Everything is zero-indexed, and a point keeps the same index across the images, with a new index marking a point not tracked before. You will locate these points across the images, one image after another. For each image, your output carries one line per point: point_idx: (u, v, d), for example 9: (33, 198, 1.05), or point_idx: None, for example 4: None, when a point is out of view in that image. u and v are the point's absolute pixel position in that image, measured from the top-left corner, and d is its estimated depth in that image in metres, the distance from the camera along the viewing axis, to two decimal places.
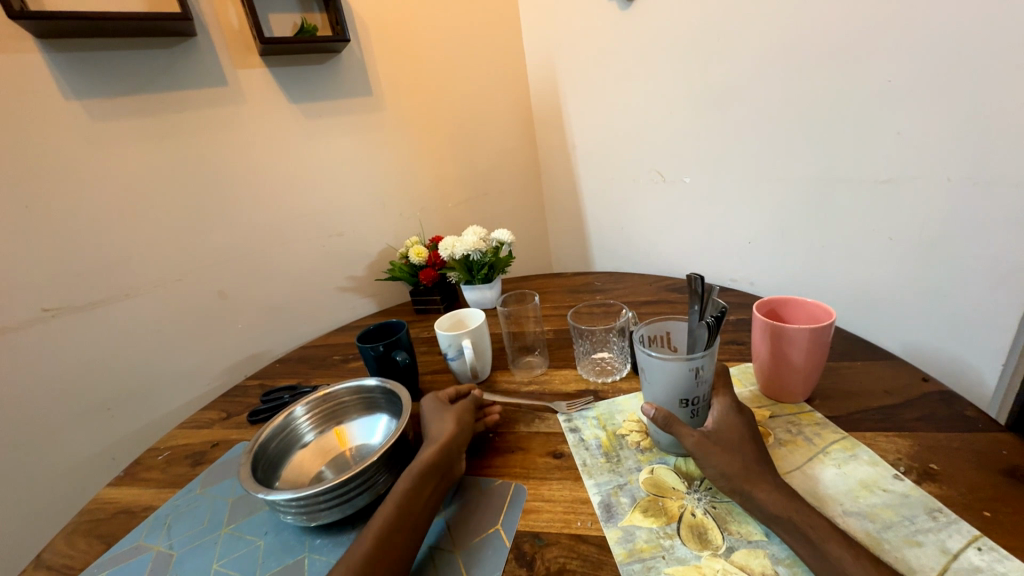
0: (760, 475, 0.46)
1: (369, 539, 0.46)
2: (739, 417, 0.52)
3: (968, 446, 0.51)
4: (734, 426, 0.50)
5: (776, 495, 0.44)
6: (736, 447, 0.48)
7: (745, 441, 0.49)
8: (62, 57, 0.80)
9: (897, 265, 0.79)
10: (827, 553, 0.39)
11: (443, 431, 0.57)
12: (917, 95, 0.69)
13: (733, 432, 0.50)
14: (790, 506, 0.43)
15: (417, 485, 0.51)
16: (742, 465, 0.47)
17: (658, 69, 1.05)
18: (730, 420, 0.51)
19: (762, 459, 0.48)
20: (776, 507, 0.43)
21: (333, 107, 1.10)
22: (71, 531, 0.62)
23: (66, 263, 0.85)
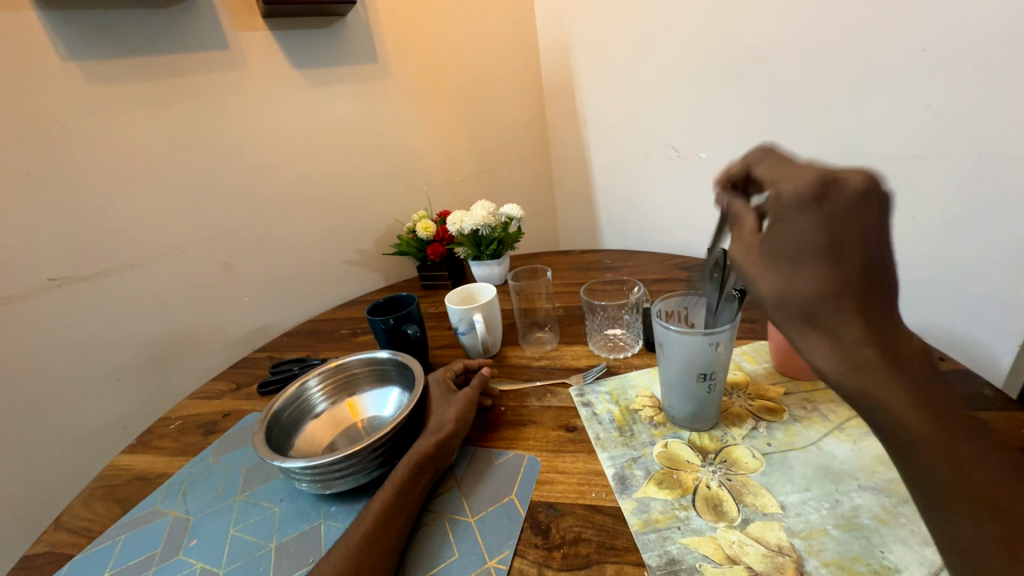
0: (824, 319, 0.32)
1: (365, 524, 0.46)
2: (809, 213, 0.32)
3: (985, 425, 0.51)
4: (796, 228, 0.33)
5: (845, 355, 0.32)
6: (792, 267, 0.33)
7: (804, 252, 0.32)
8: (57, 17, 0.77)
9: (919, 244, 0.79)
10: (906, 456, 0.32)
11: (445, 419, 0.57)
12: (950, 63, 0.68)
13: (794, 241, 0.33)
14: (872, 379, 0.31)
15: (414, 474, 0.51)
16: (799, 299, 0.33)
17: (675, 38, 1.01)
18: (787, 217, 0.33)
19: (856, 282, 0.31)
20: (836, 374, 0.32)
21: (338, 74, 1.07)
22: (87, 496, 0.63)
23: (70, 232, 0.84)
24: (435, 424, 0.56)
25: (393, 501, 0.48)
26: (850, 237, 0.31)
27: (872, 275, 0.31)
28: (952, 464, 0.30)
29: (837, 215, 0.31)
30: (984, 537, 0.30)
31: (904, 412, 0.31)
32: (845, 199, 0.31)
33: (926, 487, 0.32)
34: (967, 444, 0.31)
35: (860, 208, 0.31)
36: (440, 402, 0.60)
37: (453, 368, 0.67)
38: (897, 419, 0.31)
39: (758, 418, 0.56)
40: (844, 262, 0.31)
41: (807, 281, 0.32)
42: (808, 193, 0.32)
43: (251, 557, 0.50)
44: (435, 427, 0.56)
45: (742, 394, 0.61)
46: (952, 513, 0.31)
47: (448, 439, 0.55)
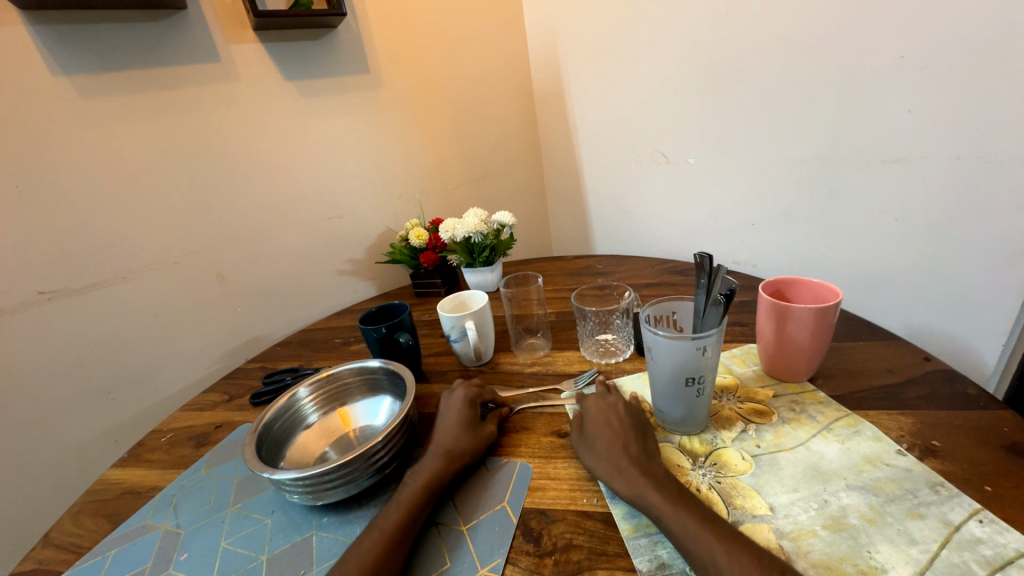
0: (617, 458, 0.49)
1: (376, 543, 0.45)
2: (599, 404, 0.57)
3: (969, 424, 0.51)
4: (594, 414, 0.56)
5: (627, 476, 0.47)
6: (594, 433, 0.53)
7: (598, 427, 0.54)
8: (47, 31, 0.77)
9: (904, 246, 0.80)
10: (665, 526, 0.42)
11: (459, 441, 0.56)
12: (928, 71, 0.70)
13: (597, 423, 0.54)
14: (639, 485, 0.45)
15: (425, 496, 0.50)
16: (602, 447, 0.51)
17: (662, 45, 1.03)
18: (592, 410, 0.56)
19: (625, 437, 0.52)
20: (625, 489, 0.46)
21: (329, 85, 1.07)
22: (76, 512, 0.62)
23: (60, 245, 0.84)
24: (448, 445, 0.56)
25: (404, 522, 0.47)
26: (616, 417, 0.54)
27: (632, 435, 0.52)
28: (695, 531, 0.40)
29: (607, 406, 0.56)
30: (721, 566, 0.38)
31: (654, 498, 0.44)
32: (609, 397, 0.57)
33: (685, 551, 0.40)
34: (707, 522, 0.41)
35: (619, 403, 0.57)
36: (452, 420, 0.59)
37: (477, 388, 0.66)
38: (657, 506, 0.43)
39: (747, 421, 0.57)
40: (615, 429, 0.53)
41: (606, 441, 0.51)
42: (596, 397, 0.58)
43: (242, 570, 0.50)
44: (447, 450, 0.55)
45: (732, 397, 0.61)
46: (707, 552, 0.39)
47: (459, 463, 0.54)
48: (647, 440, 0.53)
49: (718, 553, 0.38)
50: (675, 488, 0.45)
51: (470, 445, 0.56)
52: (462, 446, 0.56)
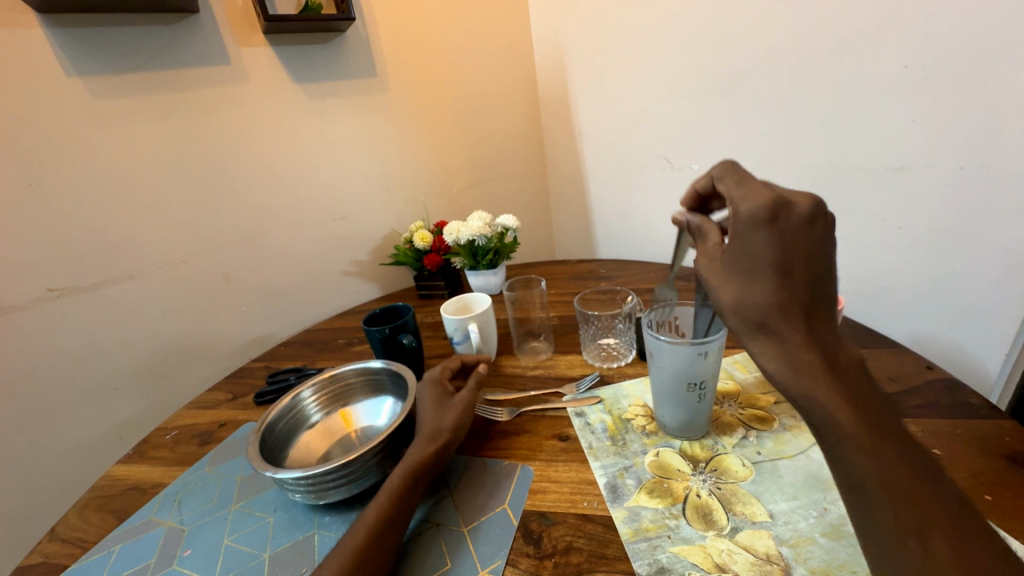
0: (776, 325, 0.38)
1: (358, 538, 0.45)
2: (771, 232, 0.38)
3: (970, 432, 0.51)
4: (760, 246, 0.39)
5: (794, 360, 0.37)
6: (751, 278, 0.39)
7: (762, 269, 0.39)
8: (63, 33, 0.78)
9: (906, 255, 0.81)
10: (837, 453, 0.36)
11: (441, 429, 0.56)
12: (933, 80, 0.70)
13: (762, 264, 0.39)
14: (813, 383, 0.37)
15: (409, 485, 0.50)
16: (760, 308, 0.39)
17: (666, 52, 1.03)
18: (758, 237, 0.39)
19: (802, 296, 0.38)
20: (788, 378, 0.37)
21: (337, 87, 1.09)
22: (82, 507, 0.63)
23: (71, 243, 0.85)
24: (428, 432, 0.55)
25: (387, 516, 0.48)
26: (793, 257, 0.38)
27: (813, 289, 0.38)
28: (880, 465, 0.34)
29: (786, 235, 0.38)
30: (909, 525, 0.33)
31: (832, 411, 0.36)
32: (792, 221, 0.38)
33: (858, 485, 0.35)
34: (896, 451, 0.34)
35: (805, 234, 0.38)
36: (428, 405, 0.58)
37: (450, 367, 0.65)
38: (839, 427, 0.35)
39: (749, 427, 0.57)
40: (789, 280, 0.38)
41: (769, 295, 0.38)
42: (758, 208, 0.39)
43: (245, 567, 0.50)
44: (426, 436, 0.55)
45: (733, 403, 0.61)
46: (889, 504, 0.33)
47: (439, 449, 0.54)
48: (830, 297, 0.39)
49: (905, 507, 0.33)
50: (857, 398, 0.36)
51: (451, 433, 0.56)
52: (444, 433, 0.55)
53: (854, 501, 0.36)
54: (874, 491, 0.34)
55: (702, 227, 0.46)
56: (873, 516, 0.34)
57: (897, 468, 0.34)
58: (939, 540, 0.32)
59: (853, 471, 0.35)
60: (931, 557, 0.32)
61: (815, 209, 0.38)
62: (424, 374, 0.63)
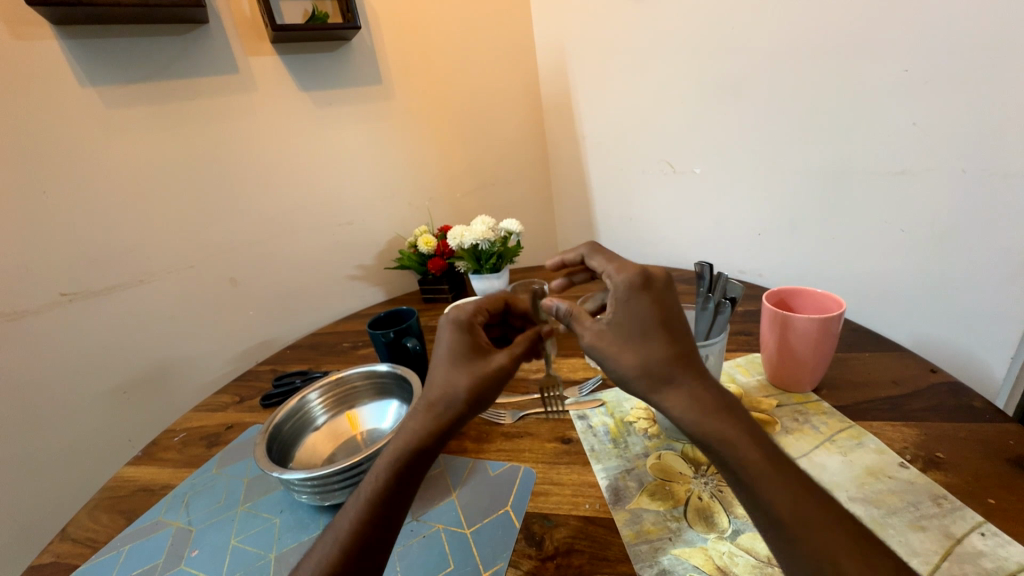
0: (675, 377, 0.43)
1: (338, 537, 0.43)
2: (643, 296, 0.45)
3: (974, 436, 0.51)
4: (639, 308, 0.45)
5: (699, 404, 0.41)
6: (648, 337, 0.44)
7: (650, 329, 0.44)
8: (77, 45, 0.81)
9: (909, 258, 0.81)
10: (755, 489, 0.38)
11: (448, 395, 0.48)
12: (934, 84, 0.71)
13: (638, 325, 0.45)
14: (723, 426, 0.40)
15: (401, 470, 0.45)
16: (660, 361, 0.43)
17: (668, 57, 1.04)
18: (641, 302, 0.45)
19: (682, 348, 0.44)
20: (701, 423, 0.41)
21: (343, 94, 1.10)
22: (93, 507, 0.64)
23: (83, 248, 0.87)
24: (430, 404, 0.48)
25: (370, 514, 0.44)
26: (668, 317, 0.45)
27: (689, 344, 0.44)
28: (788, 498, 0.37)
29: (652, 300, 0.45)
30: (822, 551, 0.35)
31: (740, 447, 0.39)
32: (656, 288, 0.46)
33: (777, 517, 0.37)
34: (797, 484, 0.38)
35: (667, 297, 0.46)
36: (443, 363, 0.50)
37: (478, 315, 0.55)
38: (749, 461, 0.39)
39: None
40: (670, 335, 0.44)
41: (663, 351, 0.44)
42: (626, 278, 0.46)
43: (251, 567, 0.51)
44: (433, 404, 0.48)
45: None
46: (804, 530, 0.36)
47: (445, 423, 0.47)
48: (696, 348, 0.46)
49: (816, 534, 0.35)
50: (760, 437, 0.40)
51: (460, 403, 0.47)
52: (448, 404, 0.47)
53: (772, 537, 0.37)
54: (789, 524, 0.36)
55: (571, 315, 0.49)
56: (794, 549, 0.36)
57: (802, 496, 0.37)
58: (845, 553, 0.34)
59: (766, 500, 0.37)
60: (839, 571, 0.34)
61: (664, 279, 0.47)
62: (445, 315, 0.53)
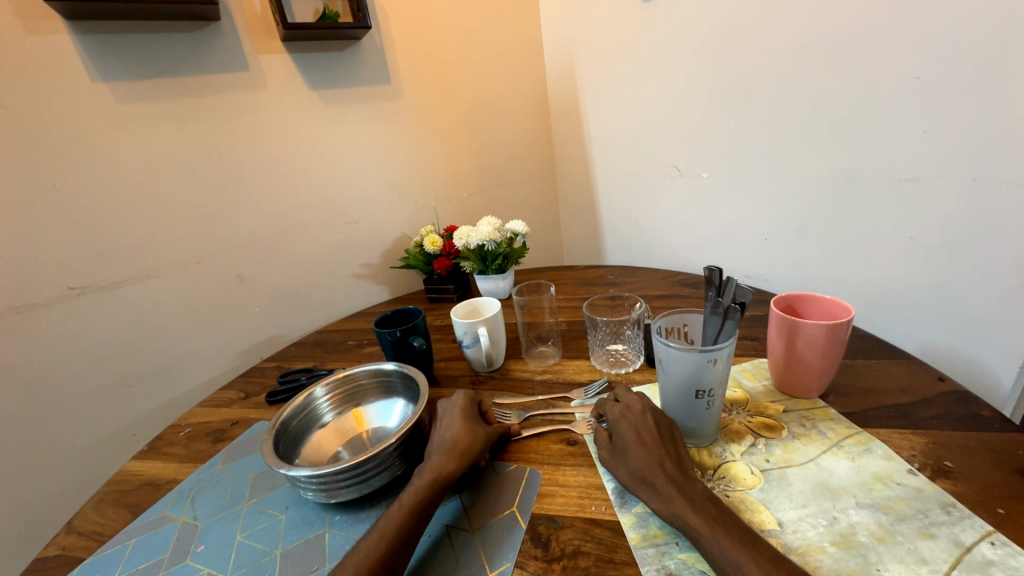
0: (649, 475, 0.48)
1: (377, 546, 0.45)
2: (627, 420, 0.54)
3: (983, 445, 0.51)
4: (623, 429, 0.53)
5: (665, 496, 0.45)
6: (625, 452, 0.51)
7: (627, 444, 0.51)
8: (89, 40, 0.81)
9: (920, 265, 0.80)
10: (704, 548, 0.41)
11: (462, 442, 0.55)
12: (945, 92, 0.71)
13: (626, 441, 0.52)
14: (678, 504, 0.44)
15: (438, 491, 0.50)
16: (636, 470, 0.49)
17: (677, 61, 1.05)
18: (622, 426, 0.54)
19: (657, 453, 0.50)
20: (663, 507, 0.45)
21: (352, 93, 1.11)
22: (98, 501, 0.64)
23: (92, 242, 0.87)
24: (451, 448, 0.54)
25: (406, 524, 0.47)
26: (644, 430, 0.52)
27: (664, 448, 0.50)
28: (735, 553, 0.40)
29: (635, 421, 0.53)
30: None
31: (690, 516, 0.43)
32: (634, 412, 0.54)
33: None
34: (744, 543, 0.41)
35: (645, 417, 0.54)
36: (456, 421, 0.58)
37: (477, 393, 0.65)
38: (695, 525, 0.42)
39: (757, 435, 0.57)
40: (644, 444, 0.51)
41: (640, 458, 0.49)
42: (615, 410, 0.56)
43: (257, 563, 0.51)
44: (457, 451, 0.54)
45: (742, 411, 0.61)
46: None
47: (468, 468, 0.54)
48: (683, 455, 0.51)
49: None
50: (708, 504, 0.44)
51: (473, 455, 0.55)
52: (468, 450, 0.54)
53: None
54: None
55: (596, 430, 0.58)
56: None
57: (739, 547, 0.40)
58: None
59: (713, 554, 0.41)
60: None
61: (651, 408, 0.55)
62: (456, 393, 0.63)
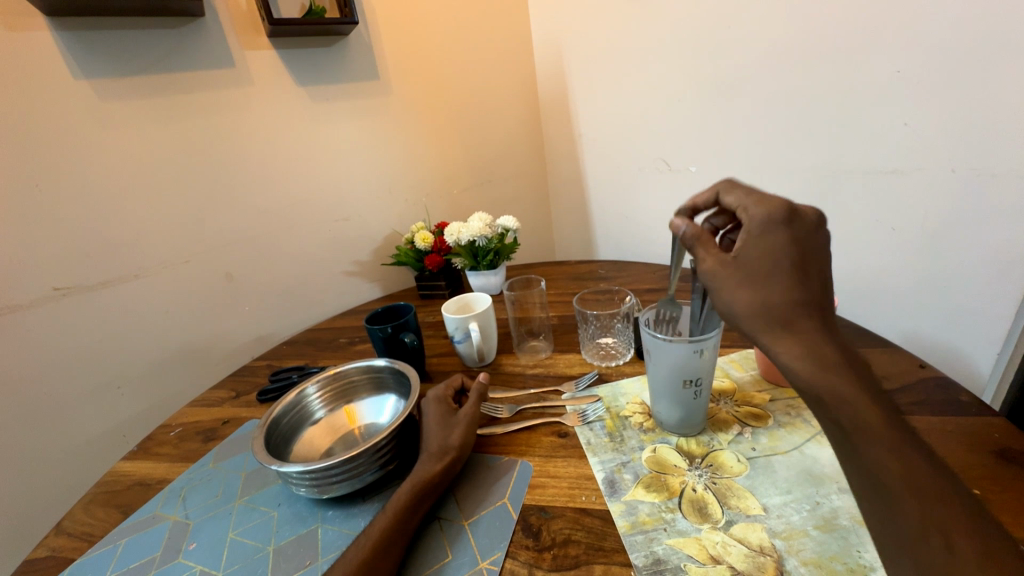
0: (798, 325, 0.39)
1: (362, 551, 0.46)
2: (778, 233, 0.40)
3: (961, 429, 0.52)
4: (766, 245, 0.41)
5: (819, 360, 0.38)
6: (770, 283, 0.40)
7: (777, 273, 0.40)
8: (69, 36, 0.80)
9: (901, 256, 0.82)
10: (867, 454, 0.35)
11: (448, 441, 0.56)
12: (924, 86, 0.72)
13: (766, 264, 0.40)
14: (836, 382, 0.37)
15: (423, 494, 0.51)
16: (781, 310, 0.40)
17: (665, 56, 1.05)
18: (767, 240, 0.40)
19: (815, 298, 0.40)
20: (811, 375, 0.38)
21: (340, 89, 1.10)
22: (88, 501, 0.64)
23: (77, 242, 0.86)
24: (434, 449, 0.56)
25: (392, 527, 0.48)
26: (809, 256, 0.40)
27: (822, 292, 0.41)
28: (899, 461, 0.35)
29: (795, 239, 0.40)
30: (934, 523, 0.33)
31: (852, 400, 0.36)
32: (797, 224, 0.40)
33: (880, 482, 0.35)
34: (910, 449, 0.35)
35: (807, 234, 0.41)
36: (433, 422, 0.59)
37: (451, 386, 0.66)
38: (861, 417, 0.36)
39: (744, 424, 0.58)
40: (803, 282, 0.40)
41: (783, 293, 0.40)
42: (763, 205, 0.41)
43: (250, 559, 0.51)
44: (440, 451, 0.55)
45: (729, 401, 0.62)
46: (905, 502, 0.34)
47: (453, 469, 0.55)
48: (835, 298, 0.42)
49: (922, 504, 0.34)
50: (874, 393, 0.37)
51: (457, 450, 0.56)
52: (451, 449, 0.56)
53: (876, 500, 0.36)
54: (895, 488, 0.34)
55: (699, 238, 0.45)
56: (894, 512, 0.35)
57: (914, 463, 0.34)
58: (964, 538, 0.32)
59: (875, 470, 0.35)
60: (957, 557, 0.32)
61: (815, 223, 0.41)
62: (427, 391, 0.64)
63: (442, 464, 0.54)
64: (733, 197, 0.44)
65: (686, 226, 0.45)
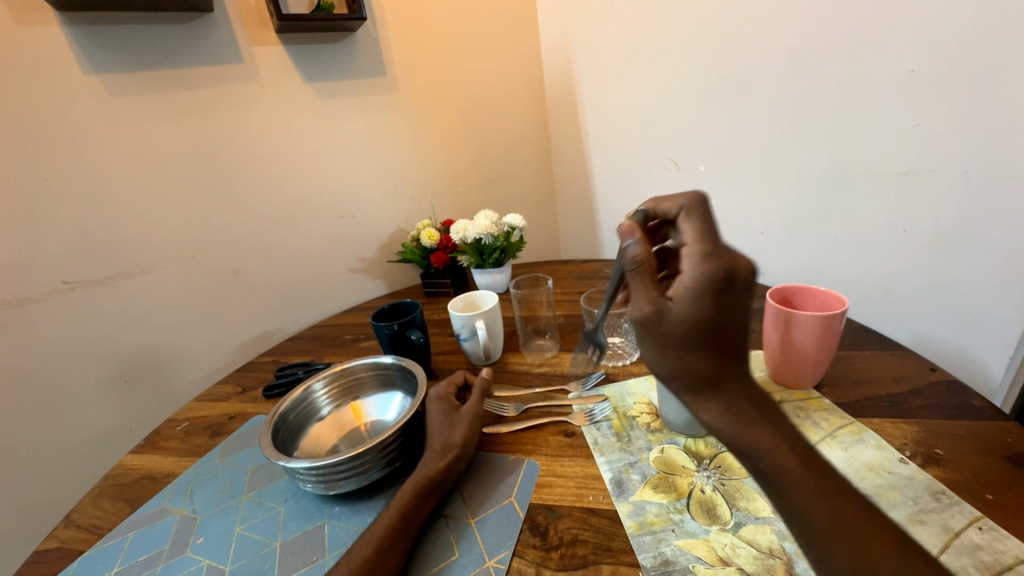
0: (718, 388, 0.40)
1: (366, 548, 0.46)
2: (710, 299, 0.39)
3: (973, 434, 0.52)
4: (697, 310, 0.39)
5: (736, 416, 0.40)
6: (693, 351, 0.40)
7: (702, 341, 0.40)
8: (79, 31, 0.80)
9: (912, 258, 0.81)
10: (788, 498, 0.37)
11: (451, 438, 0.56)
12: (938, 86, 0.71)
13: (695, 328, 0.40)
14: (755, 435, 0.39)
15: (428, 492, 0.51)
16: (705, 376, 0.41)
17: (674, 55, 1.04)
18: (699, 307, 0.39)
19: (728, 362, 0.41)
20: (734, 434, 0.39)
21: (347, 86, 1.10)
22: (96, 494, 0.64)
23: (85, 237, 0.87)
24: (438, 447, 0.56)
25: (396, 525, 0.48)
26: (731, 323, 0.40)
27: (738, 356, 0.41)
28: (823, 507, 0.36)
29: (726, 305, 0.39)
30: (865, 565, 0.34)
31: (772, 453, 0.38)
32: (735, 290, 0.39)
33: (810, 527, 0.37)
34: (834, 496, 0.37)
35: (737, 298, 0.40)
36: (437, 420, 0.59)
37: (455, 383, 0.66)
38: (781, 465, 0.38)
39: None
40: (722, 349, 0.40)
41: (705, 360, 0.40)
42: (715, 258, 0.40)
43: (257, 555, 0.51)
44: (444, 449, 0.55)
45: None
46: (835, 548, 0.35)
47: (457, 466, 0.55)
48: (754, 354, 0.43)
49: (848, 547, 0.35)
50: (791, 439, 0.40)
51: (461, 448, 0.56)
52: (455, 446, 0.56)
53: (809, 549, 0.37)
54: (823, 534, 0.36)
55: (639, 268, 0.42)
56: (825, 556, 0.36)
57: (841, 505, 0.36)
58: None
59: (804, 515, 0.37)
60: None
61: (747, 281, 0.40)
62: (430, 389, 0.64)
63: (446, 461, 0.54)
64: (689, 231, 0.44)
65: (633, 245, 0.43)
